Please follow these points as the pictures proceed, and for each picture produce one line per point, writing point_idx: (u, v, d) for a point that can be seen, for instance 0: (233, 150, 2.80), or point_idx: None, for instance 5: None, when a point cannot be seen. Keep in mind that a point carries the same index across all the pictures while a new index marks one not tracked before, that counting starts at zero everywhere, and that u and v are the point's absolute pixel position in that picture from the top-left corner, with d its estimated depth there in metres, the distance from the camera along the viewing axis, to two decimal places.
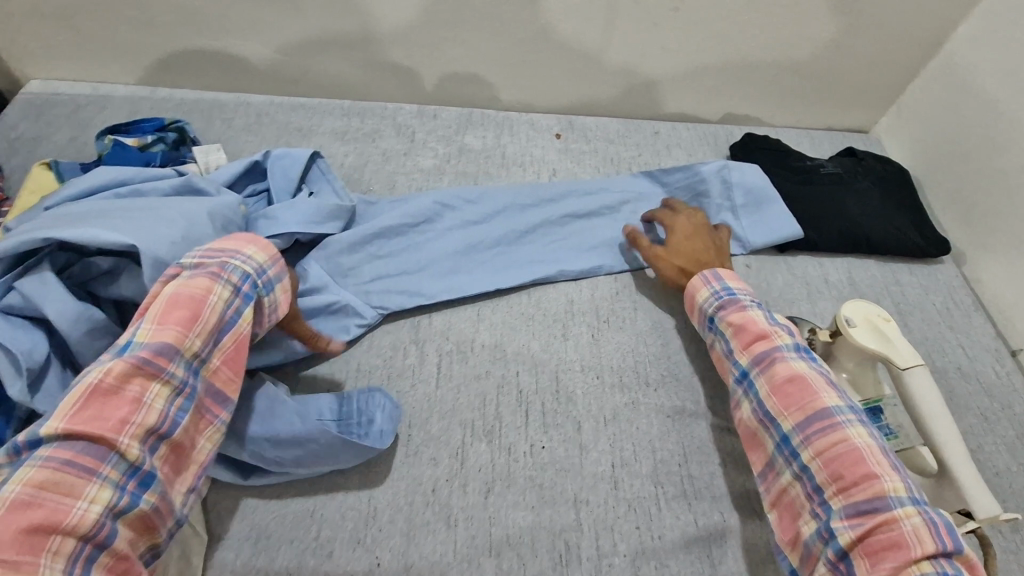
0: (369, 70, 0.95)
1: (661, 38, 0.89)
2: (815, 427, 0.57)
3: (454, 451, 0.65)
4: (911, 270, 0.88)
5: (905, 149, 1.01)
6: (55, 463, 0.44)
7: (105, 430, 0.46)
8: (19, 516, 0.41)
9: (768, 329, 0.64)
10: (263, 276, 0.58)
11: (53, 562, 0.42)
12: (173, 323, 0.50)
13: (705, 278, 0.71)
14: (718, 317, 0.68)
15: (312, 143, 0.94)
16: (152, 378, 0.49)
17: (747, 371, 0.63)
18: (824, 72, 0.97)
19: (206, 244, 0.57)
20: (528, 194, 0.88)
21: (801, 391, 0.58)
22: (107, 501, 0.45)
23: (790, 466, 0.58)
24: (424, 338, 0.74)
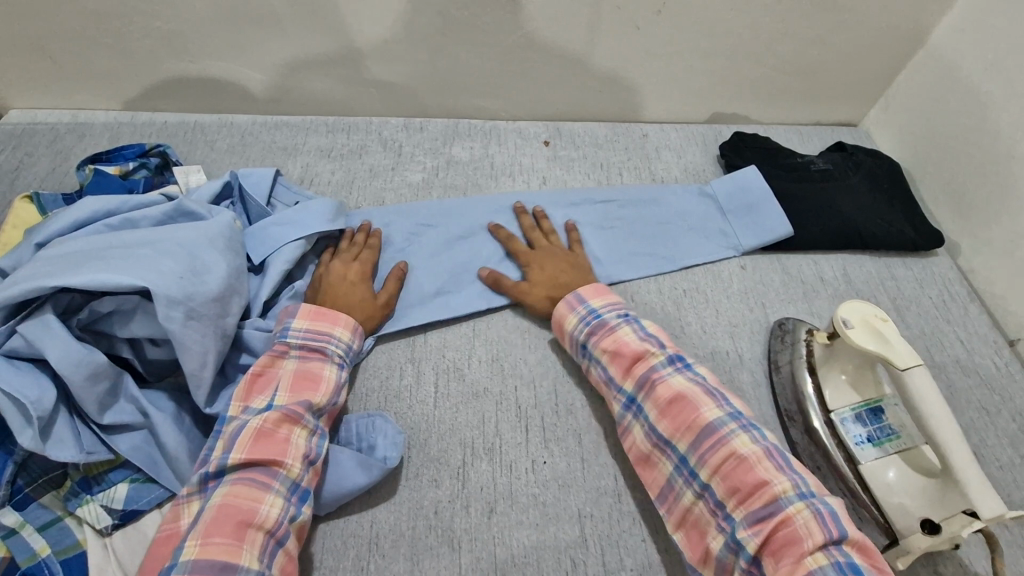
0: (352, 86, 0.94)
1: (646, 41, 0.89)
2: (706, 443, 0.58)
3: (454, 472, 0.64)
4: (906, 263, 0.87)
5: (894, 141, 1.01)
6: (241, 480, 0.55)
7: (276, 455, 0.56)
8: (222, 520, 0.52)
9: (643, 350, 0.65)
10: (357, 347, 0.68)
11: (249, 553, 0.51)
12: (309, 385, 0.62)
13: (570, 303, 0.71)
14: (590, 345, 0.68)
15: (298, 163, 0.93)
16: (298, 421, 0.58)
17: (633, 397, 0.64)
18: (810, 68, 0.96)
19: (301, 321, 0.66)
20: (515, 208, 0.88)
21: (686, 410, 0.60)
22: (283, 508, 0.55)
23: (690, 487, 0.59)
24: (420, 356, 0.73)
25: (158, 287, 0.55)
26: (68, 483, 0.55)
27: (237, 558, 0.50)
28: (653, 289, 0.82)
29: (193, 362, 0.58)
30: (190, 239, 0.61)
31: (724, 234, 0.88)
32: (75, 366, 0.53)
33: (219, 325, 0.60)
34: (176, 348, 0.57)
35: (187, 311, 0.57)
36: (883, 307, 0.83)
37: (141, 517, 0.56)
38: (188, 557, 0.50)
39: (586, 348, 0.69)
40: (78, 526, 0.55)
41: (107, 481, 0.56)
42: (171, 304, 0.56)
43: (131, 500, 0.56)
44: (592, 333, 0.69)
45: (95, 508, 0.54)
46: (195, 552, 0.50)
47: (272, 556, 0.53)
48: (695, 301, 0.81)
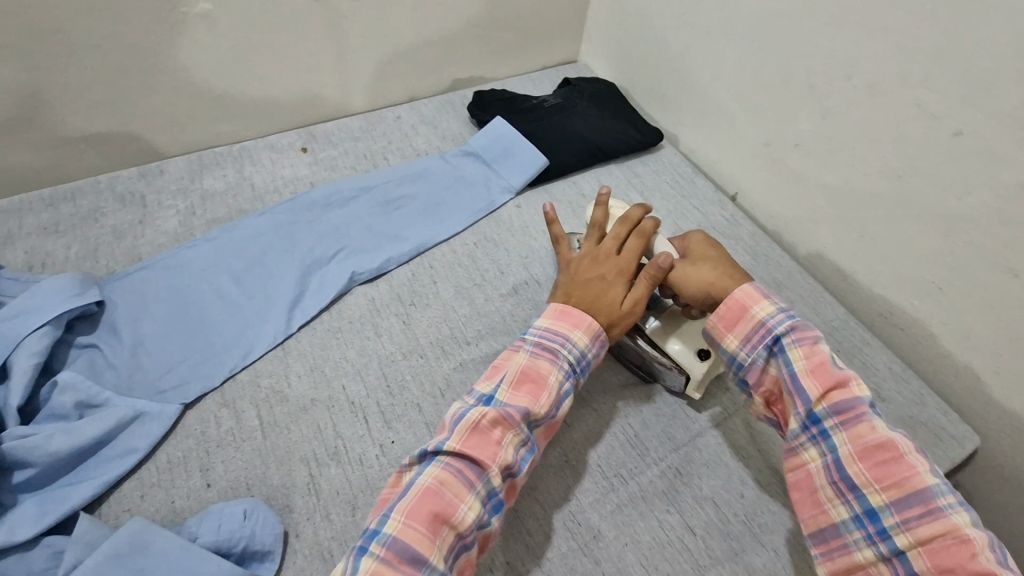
0: (58, 148, 0.84)
1: (357, 27, 0.92)
2: (908, 495, 0.53)
3: (305, 489, 0.63)
4: (643, 161, 1.03)
5: (606, 66, 1.17)
6: (447, 483, 0.52)
7: (486, 457, 0.54)
8: (427, 503, 0.51)
9: (847, 374, 0.58)
10: (587, 359, 0.63)
11: (439, 549, 0.50)
12: (535, 386, 0.59)
13: (758, 293, 0.62)
14: (787, 341, 0.60)
15: (18, 250, 0.80)
16: (512, 427, 0.56)
17: (821, 420, 0.57)
18: (515, 20, 1.07)
19: (546, 319, 0.63)
20: (291, 219, 0.86)
21: (894, 459, 0.54)
22: (477, 513, 0.53)
23: (872, 545, 0.53)
24: (234, 396, 0.69)
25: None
26: None
27: (428, 552, 0.49)
28: (447, 250, 0.86)
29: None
30: None
31: (495, 180, 0.95)
32: None
33: None
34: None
35: None
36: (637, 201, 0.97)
37: None
38: (393, 528, 0.50)
39: (777, 342, 0.60)
40: None
41: None
42: None
43: None
44: (792, 329, 0.60)
45: None
46: (399, 526, 0.50)
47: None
48: (487, 249, 0.87)
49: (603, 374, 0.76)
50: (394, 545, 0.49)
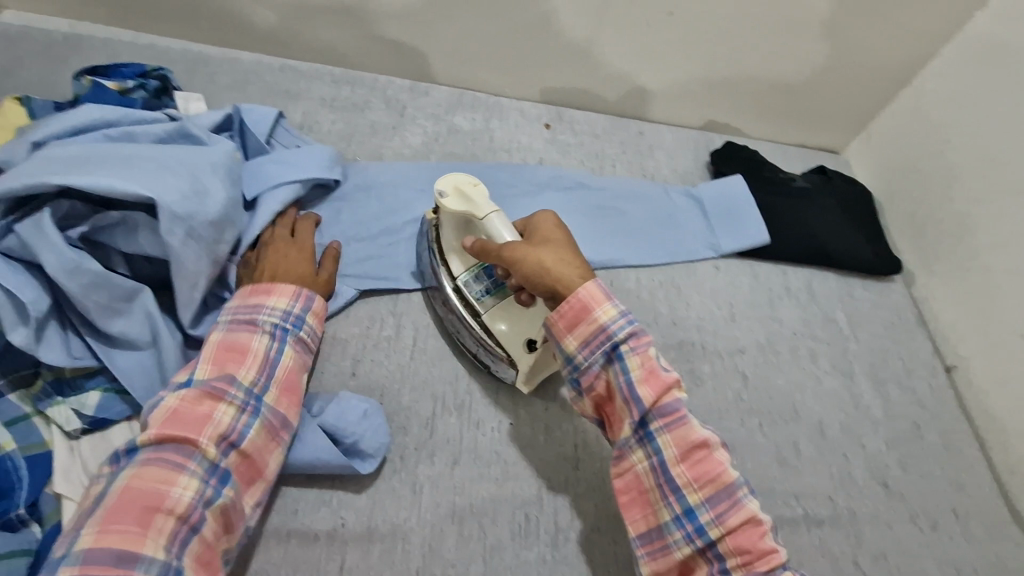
0: (363, 40, 0.94)
1: (654, 40, 0.92)
2: (725, 503, 0.55)
3: (423, 423, 0.66)
4: (866, 286, 0.94)
5: (870, 173, 1.08)
6: (180, 414, 0.52)
7: (191, 434, 0.51)
8: (129, 504, 0.47)
9: (679, 403, 0.57)
10: (299, 314, 0.62)
11: (152, 543, 0.46)
12: (236, 358, 0.56)
13: (605, 291, 0.60)
14: (621, 356, 0.58)
15: (299, 108, 0.92)
16: (221, 397, 0.54)
17: (656, 438, 0.57)
18: (802, 91, 1.01)
19: (236, 300, 0.61)
20: (510, 183, 0.90)
21: (698, 494, 0.55)
22: (197, 491, 0.50)
23: (692, 543, 0.55)
24: (401, 311, 0.74)
25: (162, 203, 0.55)
26: (39, 383, 0.54)
27: (139, 548, 0.46)
28: (632, 277, 0.86)
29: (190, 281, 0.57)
30: (193, 162, 0.60)
31: (706, 234, 0.92)
32: (73, 273, 0.52)
33: (216, 249, 0.59)
34: (175, 266, 0.57)
35: (186, 229, 0.56)
36: (841, 323, 0.89)
37: (107, 428, 0.55)
38: (83, 546, 0.45)
39: (617, 351, 0.58)
40: (45, 426, 0.53)
41: (82, 388, 0.55)
42: (172, 221, 0.56)
43: (101, 409, 0.55)
44: (634, 339, 0.58)
45: (64, 411, 0.54)
46: (91, 540, 0.45)
47: (184, 545, 0.48)
48: (669, 294, 0.85)
49: None
50: (88, 562, 0.44)
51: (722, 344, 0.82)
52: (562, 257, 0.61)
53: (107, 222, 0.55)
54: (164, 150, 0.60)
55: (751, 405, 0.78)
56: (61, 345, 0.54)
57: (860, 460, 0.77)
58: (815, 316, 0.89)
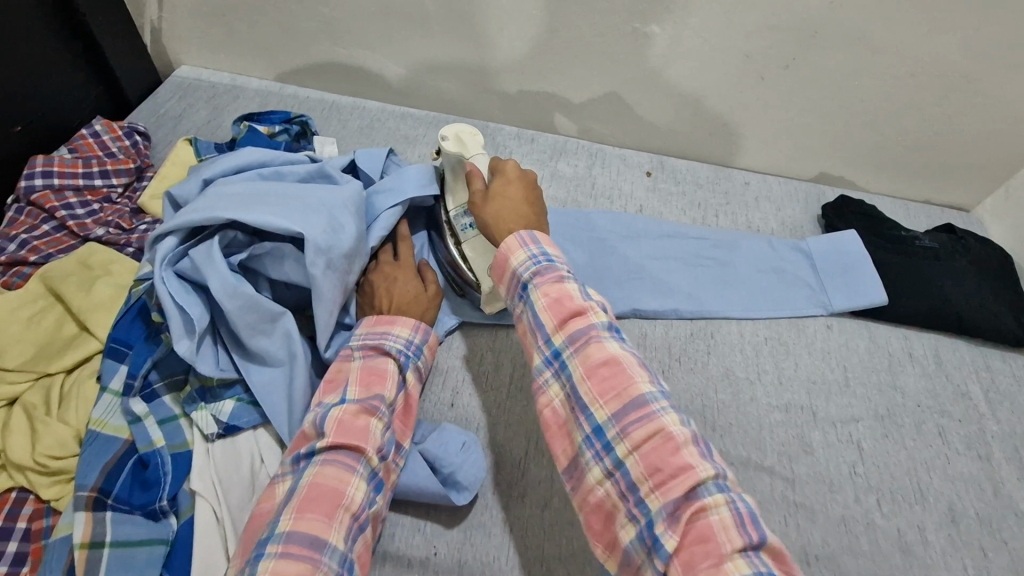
0: (478, 91, 1.01)
1: (765, 92, 0.91)
2: (632, 417, 0.48)
3: (517, 461, 0.67)
4: (1004, 358, 0.85)
5: (1009, 233, 0.98)
6: (348, 423, 0.56)
7: (359, 442, 0.55)
8: (317, 497, 0.51)
9: (616, 356, 0.50)
10: (418, 345, 0.65)
11: (338, 532, 0.50)
12: (378, 380, 0.60)
13: (522, 240, 0.58)
14: (532, 285, 0.55)
15: (416, 152, 1.00)
16: (375, 413, 0.58)
17: (597, 417, 0.50)
18: (929, 146, 0.96)
19: (363, 328, 0.65)
20: (610, 228, 0.91)
21: (617, 376, 0.49)
22: (365, 493, 0.54)
23: (645, 553, 0.45)
24: (500, 347, 0.76)
25: (309, 237, 0.62)
26: (188, 389, 0.61)
27: (327, 534, 0.49)
28: (734, 330, 0.83)
29: (324, 307, 0.63)
30: (333, 200, 0.67)
31: (815, 290, 0.88)
32: (233, 295, 0.59)
33: (347, 278, 0.65)
34: (313, 292, 0.63)
35: (326, 261, 0.63)
36: (976, 397, 0.81)
37: (239, 435, 0.61)
38: (283, 529, 0.49)
39: (524, 289, 0.56)
40: (188, 428, 0.60)
41: (220, 396, 0.61)
42: (316, 253, 0.62)
43: (234, 417, 0.61)
44: (538, 274, 0.56)
45: (206, 416, 0.60)
46: (290, 524, 0.49)
47: (354, 540, 0.51)
48: (775, 351, 0.81)
49: (841, 555, 0.66)
50: (289, 542, 0.48)
51: (833, 410, 0.77)
52: (505, 208, 0.64)
53: (261, 251, 0.63)
54: (310, 189, 0.68)
55: (867, 480, 0.71)
56: (212, 358, 0.61)
57: (1002, 556, 0.68)
58: (943, 387, 0.81)
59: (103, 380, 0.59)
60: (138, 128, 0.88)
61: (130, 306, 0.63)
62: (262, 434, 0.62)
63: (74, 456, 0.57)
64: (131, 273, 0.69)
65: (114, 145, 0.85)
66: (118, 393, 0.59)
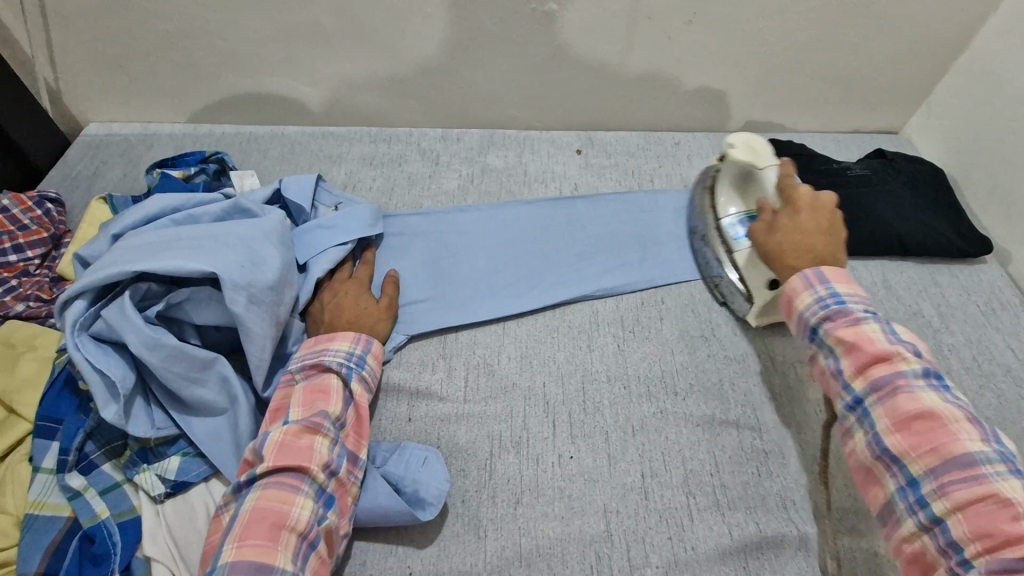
0: (395, 98, 0.99)
1: (677, 51, 0.91)
2: (957, 475, 0.49)
3: (482, 463, 0.66)
4: (952, 270, 0.86)
5: (938, 148, 1.00)
6: (289, 445, 0.56)
7: (302, 461, 0.56)
8: (257, 522, 0.52)
9: (892, 351, 0.55)
10: (361, 355, 0.65)
11: (285, 554, 0.51)
12: (321, 397, 0.61)
13: (808, 280, 0.62)
14: (821, 329, 0.59)
15: (342, 169, 0.98)
16: (318, 430, 0.58)
17: (861, 398, 0.56)
18: (847, 75, 0.96)
19: (303, 349, 0.65)
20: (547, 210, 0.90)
21: (936, 430, 0.51)
22: (313, 510, 0.54)
23: (914, 516, 0.51)
24: (452, 352, 0.75)
25: (224, 275, 0.59)
26: (128, 452, 0.59)
27: (272, 559, 0.50)
28: (684, 291, 0.82)
29: (255, 343, 0.61)
30: (249, 234, 0.65)
31: None
32: (154, 349, 0.57)
33: (276, 310, 0.63)
34: (240, 330, 0.61)
35: (248, 296, 0.61)
36: (928, 314, 0.81)
37: (189, 490, 0.59)
38: (227, 559, 0.50)
39: (815, 333, 0.60)
40: (133, 492, 0.58)
41: (163, 454, 0.59)
42: (235, 289, 0.60)
43: (182, 471, 0.59)
44: (828, 318, 0.60)
45: (150, 477, 0.58)
46: (233, 553, 0.50)
47: (306, 559, 0.52)
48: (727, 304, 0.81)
49: (819, 496, 0.66)
50: (233, 572, 0.49)
51: (791, 351, 0.77)
52: (793, 241, 0.67)
53: (178, 299, 0.60)
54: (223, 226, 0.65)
55: None
56: (146, 417, 0.59)
57: None
58: (895, 310, 0.82)
59: (35, 460, 0.57)
60: (49, 195, 0.84)
61: (54, 379, 0.60)
62: (214, 484, 0.60)
63: (15, 544, 0.54)
64: (53, 344, 0.66)
65: (25, 216, 0.81)
66: (53, 471, 0.57)
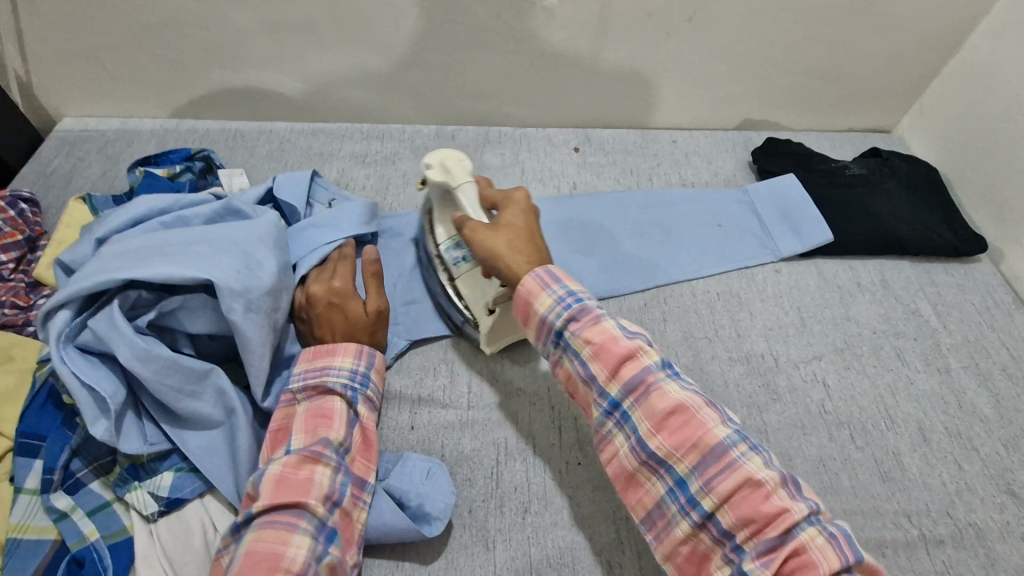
0: (387, 94, 0.96)
1: (676, 48, 0.90)
2: (714, 468, 0.49)
3: (488, 471, 0.65)
4: (947, 269, 0.87)
5: (930, 148, 1.01)
6: (287, 478, 0.53)
7: (300, 495, 0.52)
8: (251, 568, 0.48)
9: (633, 347, 0.54)
10: (364, 372, 0.62)
11: None
12: (324, 422, 0.58)
13: (542, 280, 0.58)
14: (568, 332, 0.56)
15: (334, 167, 0.94)
16: (319, 459, 0.55)
17: (618, 401, 0.53)
18: (843, 74, 0.96)
19: (301, 364, 0.62)
20: (548, 210, 0.89)
21: (688, 424, 0.51)
22: (311, 548, 0.51)
23: (687, 516, 0.50)
24: (454, 357, 0.73)
25: (219, 282, 0.57)
26: (118, 469, 0.56)
27: None
28: (687, 293, 0.82)
29: (252, 353, 0.59)
30: (244, 238, 0.62)
31: (760, 238, 0.87)
32: (146, 361, 0.54)
33: (273, 317, 0.61)
34: (237, 340, 0.58)
35: (245, 304, 0.58)
36: (926, 314, 0.82)
37: (185, 507, 0.56)
38: None
39: (561, 336, 0.57)
40: (125, 511, 0.55)
41: (156, 470, 0.56)
42: (232, 296, 0.57)
43: (176, 488, 0.56)
44: (574, 319, 0.56)
45: (143, 494, 0.55)
46: None
47: None
48: (729, 305, 0.81)
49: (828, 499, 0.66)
50: None
51: (793, 352, 0.77)
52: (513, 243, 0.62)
53: (170, 308, 0.57)
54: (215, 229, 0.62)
55: (837, 417, 0.72)
56: (138, 432, 0.56)
57: (976, 466, 0.69)
58: (894, 309, 0.82)
59: (16, 480, 0.53)
60: (22, 195, 0.80)
61: (36, 393, 0.57)
62: (211, 501, 0.57)
63: None
64: (34, 354, 0.63)
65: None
66: (36, 491, 0.54)
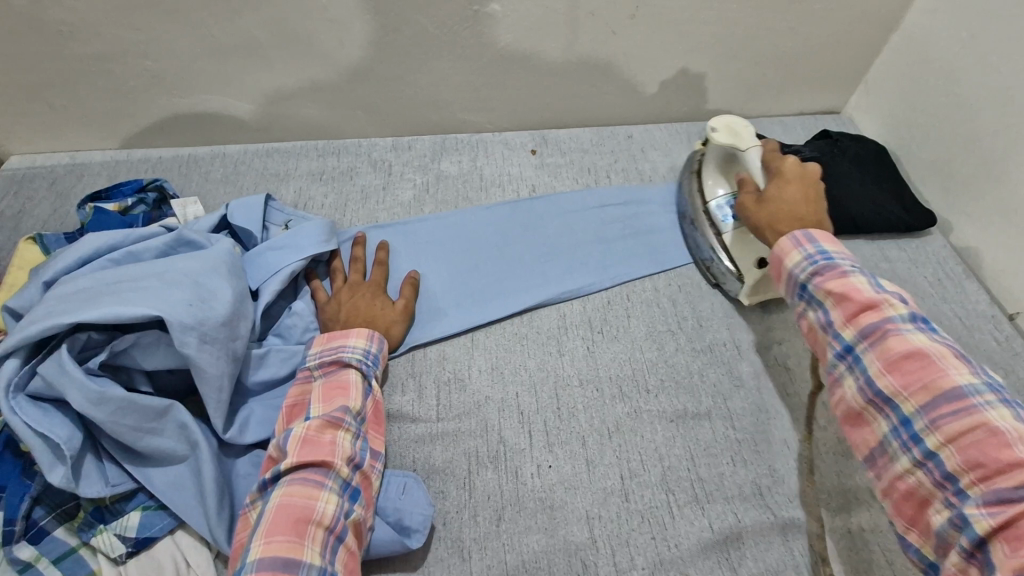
0: (340, 109, 0.96)
1: (623, 44, 0.91)
2: (945, 410, 0.48)
3: (460, 482, 0.65)
4: (899, 244, 0.90)
5: (878, 125, 1.03)
6: (312, 440, 0.57)
7: (326, 456, 0.57)
8: (281, 518, 0.52)
9: (878, 297, 0.54)
10: (376, 353, 0.67)
11: (312, 549, 0.51)
12: (340, 392, 0.62)
13: (796, 240, 0.61)
14: (811, 284, 0.58)
15: (291, 187, 0.94)
16: (340, 425, 0.59)
17: (852, 345, 0.55)
18: (788, 60, 0.98)
19: (317, 346, 0.66)
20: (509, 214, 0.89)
21: (925, 368, 0.50)
22: (338, 504, 0.55)
23: (908, 453, 0.50)
24: (421, 370, 0.73)
25: (170, 317, 0.56)
26: (82, 514, 0.55)
27: (300, 554, 0.50)
28: (649, 288, 0.83)
29: (211, 384, 0.58)
30: (194, 268, 0.61)
31: None
32: (100, 403, 0.54)
33: (231, 347, 0.60)
34: (194, 373, 0.58)
35: (199, 335, 0.58)
36: None
37: (155, 545, 0.56)
38: (254, 556, 0.50)
39: (806, 287, 0.59)
40: (92, 555, 0.55)
41: (122, 511, 0.56)
42: (184, 330, 0.57)
43: (144, 527, 0.56)
44: (818, 272, 0.58)
45: (109, 537, 0.55)
46: (260, 550, 0.50)
47: (334, 552, 0.52)
48: (691, 296, 0.82)
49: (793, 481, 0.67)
50: (261, 568, 0.49)
51: (754, 337, 0.78)
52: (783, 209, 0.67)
53: (122, 347, 0.57)
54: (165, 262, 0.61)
55: (800, 399, 0.73)
56: (98, 475, 0.56)
57: None
58: None
59: None
60: None
61: None
62: (180, 537, 0.57)
63: None
64: None
65: None
66: None
